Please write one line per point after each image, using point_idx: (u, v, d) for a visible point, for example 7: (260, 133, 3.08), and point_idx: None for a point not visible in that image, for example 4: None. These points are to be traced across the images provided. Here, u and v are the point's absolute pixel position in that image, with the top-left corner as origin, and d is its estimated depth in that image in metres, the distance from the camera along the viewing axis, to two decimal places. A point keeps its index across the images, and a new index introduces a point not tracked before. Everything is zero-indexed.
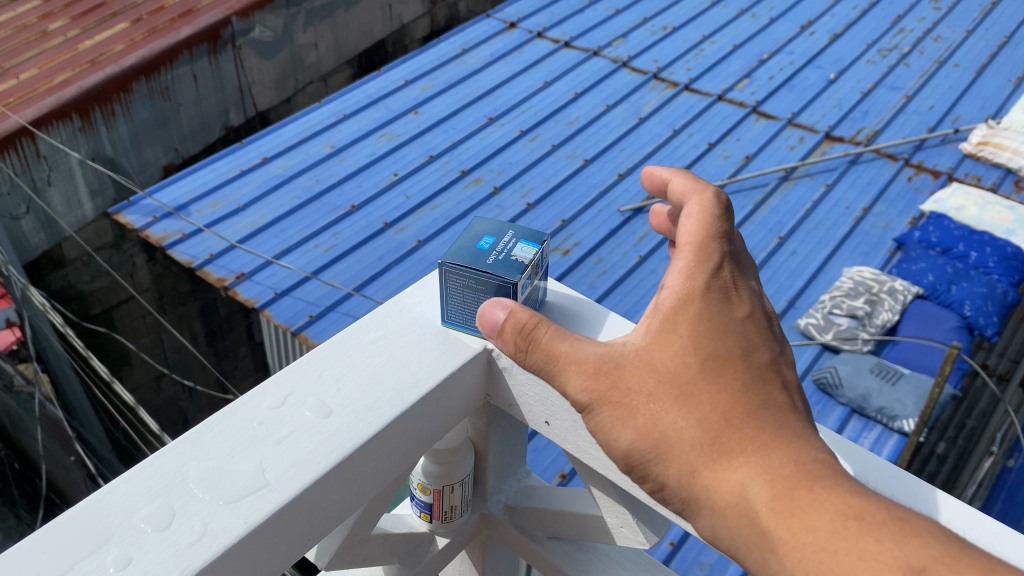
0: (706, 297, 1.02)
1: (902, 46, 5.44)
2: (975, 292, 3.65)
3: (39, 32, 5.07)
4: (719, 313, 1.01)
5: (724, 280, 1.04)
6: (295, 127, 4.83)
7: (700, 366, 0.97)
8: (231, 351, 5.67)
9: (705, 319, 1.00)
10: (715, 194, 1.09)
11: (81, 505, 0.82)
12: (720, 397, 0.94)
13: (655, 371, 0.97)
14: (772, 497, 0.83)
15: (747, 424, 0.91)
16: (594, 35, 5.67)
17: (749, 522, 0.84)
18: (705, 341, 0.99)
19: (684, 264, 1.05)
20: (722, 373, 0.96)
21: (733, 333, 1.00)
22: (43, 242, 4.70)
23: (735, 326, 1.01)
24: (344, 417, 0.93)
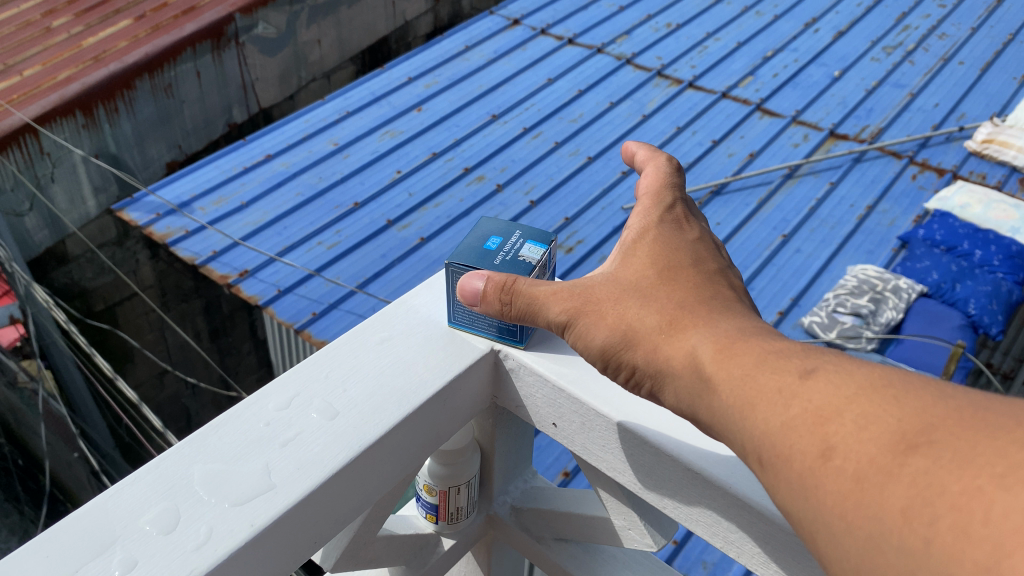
0: (660, 228, 1.06)
1: (907, 44, 5.42)
2: (980, 290, 3.69)
3: (42, 29, 5.07)
4: (673, 236, 1.05)
5: (677, 217, 1.09)
6: (298, 124, 4.83)
7: (659, 276, 0.97)
8: (234, 346, 5.66)
9: (662, 240, 1.03)
10: (667, 159, 1.19)
11: (85, 508, 0.81)
12: (677, 291, 0.93)
13: (628, 286, 0.97)
14: (718, 346, 0.79)
15: (703, 309, 0.88)
16: (598, 32, 5.66)
17: (697, 373, 0.79)
18: (664, 255, 1.00)
19: (640, 210, 1.10)
20: (680, 281, 0.95)
21: (689, 252, 1.02)
22: (47, 239, 4.72)
23: (692, 247, 1.03)
24: (351, 419, 0.92)
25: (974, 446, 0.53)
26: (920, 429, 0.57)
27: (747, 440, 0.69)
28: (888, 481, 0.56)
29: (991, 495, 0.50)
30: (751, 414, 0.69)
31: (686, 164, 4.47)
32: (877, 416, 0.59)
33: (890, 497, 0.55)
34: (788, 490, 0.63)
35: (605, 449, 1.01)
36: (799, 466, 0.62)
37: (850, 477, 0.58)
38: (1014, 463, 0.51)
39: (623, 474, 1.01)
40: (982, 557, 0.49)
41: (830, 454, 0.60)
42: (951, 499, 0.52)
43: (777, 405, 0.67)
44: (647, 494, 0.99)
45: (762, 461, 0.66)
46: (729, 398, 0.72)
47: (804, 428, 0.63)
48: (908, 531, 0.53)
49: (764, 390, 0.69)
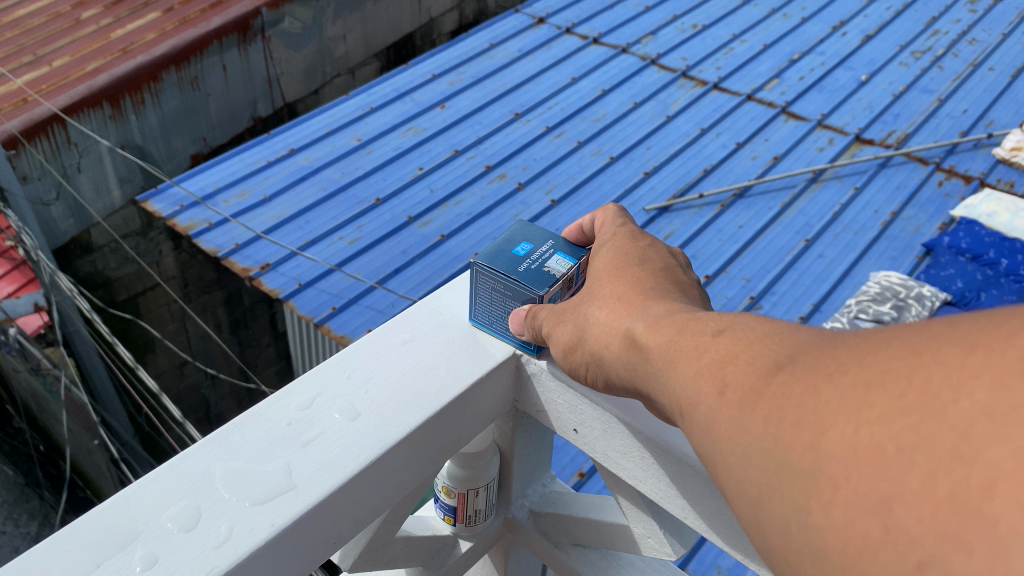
0: (605, 249, 1.03)
1: (936, 48, 5.35)
2: (1006, 300, 3.61)
3: (72, 20, 5.13)
4: (626, 244, 1.02)
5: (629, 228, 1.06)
6: (321, 119, 4.85)
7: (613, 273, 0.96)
8: (254, 339, 5.68)
9: (614, 249, 1.01)
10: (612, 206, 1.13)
11: (108, 503, 0.82)
12: (619, 286, 0.91)
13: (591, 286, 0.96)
14: (650, 323, 0.78)
15: (644, 295, 0.87)
16: (623, 32, 5.65)
17: (633, 346, 0.78)
18: (617, 258, 0.99)
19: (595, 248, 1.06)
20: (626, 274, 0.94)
21: (637, 252, 0.99)
22: (72, 228, 4.77)
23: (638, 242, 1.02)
24: (372, 420, 0.92)
25: (820, 356, 0.52)
26: (788, 358, 0.55)
27: (668, 392, 0.67)
28: (757, 400, 0.54)
29: (820, 389, 0.50)
30: (671, 371, 0.68)
31: (710, 166, 4.44)
32: (762, 349, 0.59)
33: (756, 416, 0.54)
34: (695, 438, 0.61)
35: (626, 457, 1.01)
36: (703, 415, 0.60)
37: (734, 403, 0.56)
38: (841, 360, 0.50)
39: (645, 482, 1.00)
40: (808, 437, 0.49)
41: (725, 389, 0.58)
42: (794, 401, 0.51)
43: (690, 358, 0.66)
44: (668, 503, 0.98)
45: (682, 410, 0.64)
46: (657, 356, 0.72)
47: (705, 373, 0.62)
48: (766, 433, 0.52)
49: (686, 347, 0.68)
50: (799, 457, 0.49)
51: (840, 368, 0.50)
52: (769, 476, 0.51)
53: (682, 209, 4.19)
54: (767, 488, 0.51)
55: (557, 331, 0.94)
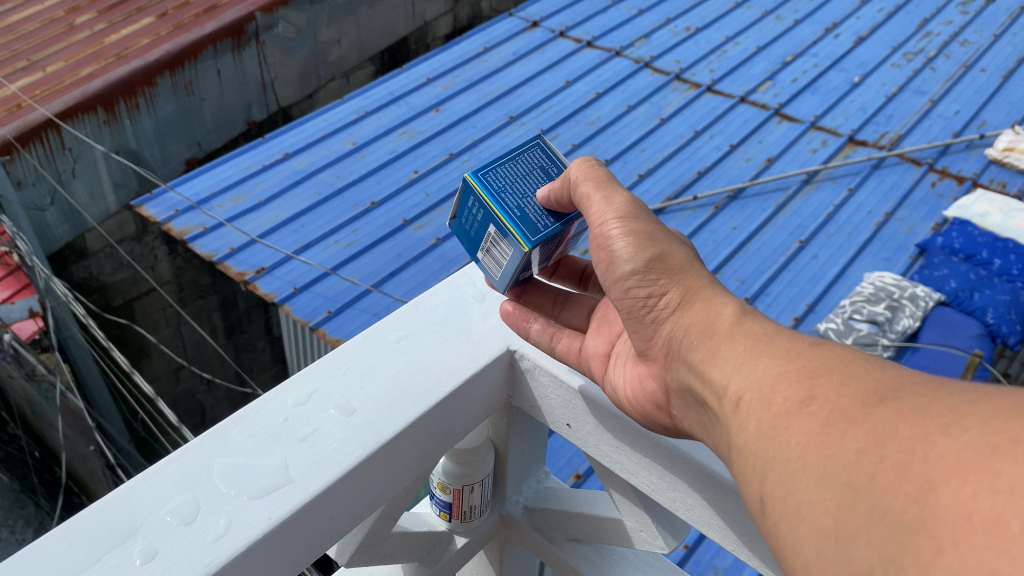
0: None
1: (928, 50, 5.37)
2: (998, 300, 3.64)
3: (66, 25, 5.14)
4: None
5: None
6: (316, 123, 4.86)
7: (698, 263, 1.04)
8: (249, 343, 5.67)
9: None
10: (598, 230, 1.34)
11: (107, 499, 0.82)
12: None
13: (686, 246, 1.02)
14: (741, 311, 0.86)
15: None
16: (617, 35, 5.67)
17: (713, 325, 0.86)
18: None
19: None
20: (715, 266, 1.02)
21: None
22: (67, 233, 4.77)
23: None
24: (368, 416, 0.93)
25: (927, 407, 0.59)
26: (892, 390, 0.64)
27: (734, 377, 0.78)
28: (851, 428, 0.62)
29: (931, 439, 0.55)
30: (753, 364, 0.77)
31: (704, 169, 4.46)
32: (858, 376, 0.68)
33: (849, 442, 0.62)
34: (756, 430, 0.72)
35: (618, 450, 1.03)
36: (778, 411, 0.71)
37: (820, 423, 0.66)
38: (960, 414, 0.56)
39: (636, 476, 1.01)
40: (913, 491, 0.54)
41: (810, 401, 0.69)
42: (900, 443, 0.57)
43: (781, 357, 0.76)
44: (660, 496, 0.99)
45: (741, 402, 0.76)
46: (741, 349, 0.80)
47: (794, 380, 0.72)
48: (858, 470, 0.59)
49: (776, 346, 0.78)
50: (904, 509, 0.54)
51: (959, 425, 0.55)
52: (844, 512, 0.58)
53: (676, 211, 4.20)
54: (846, 521, 0.58)
55: (638, 238, 0.97)
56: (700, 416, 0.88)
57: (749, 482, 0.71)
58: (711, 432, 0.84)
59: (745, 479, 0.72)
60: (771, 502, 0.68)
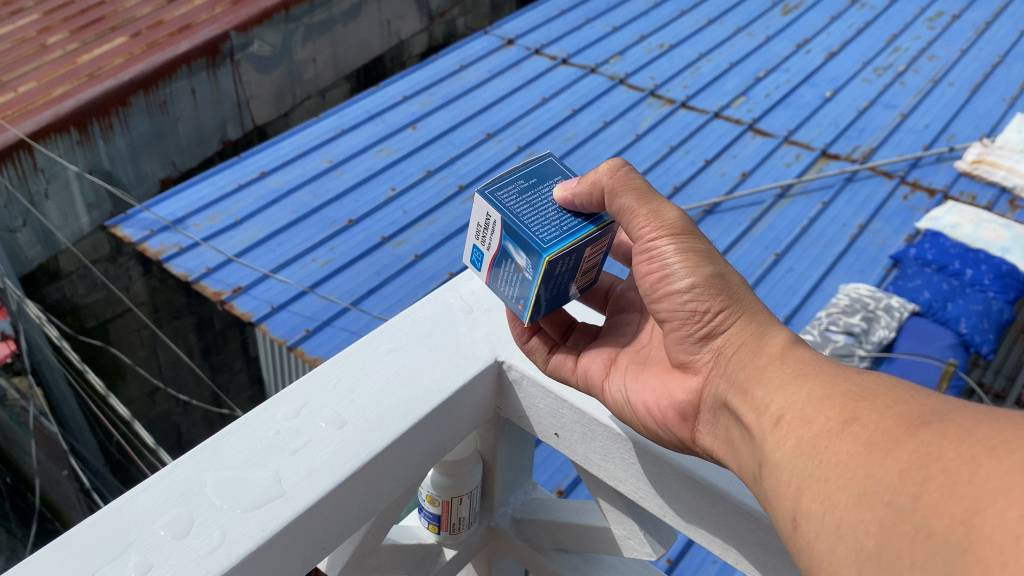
0: None
1: (897, 65, 5.46)
2: (971, 309, 3.70)
3: (38, 45, 5.12)
4: None
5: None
6: (293, 141, 4.85)
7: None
8: (225, 364, 5.59)
9: None
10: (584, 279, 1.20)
11: (99, 513, 0.82)
12: None
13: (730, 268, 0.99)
14: (792, 339, 0.86)
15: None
16: (591, 52, 5.71)
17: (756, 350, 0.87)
18: None
19: None
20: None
21: None
22: (39, 255, 4.75)
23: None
24: (359, 428, 0.93)
25: (974, 427, 0.61)
26: (939, 414, 0.66)
27: (777, 396, 0.80)
28: (894, 448, 0.65)
29: (979, 461, 0.57)
30: (802, 383, 0.79)
31: (679, 184, 4.50)
32: (904, 401, 0.70)
33: (892, 461, 0.64)
34: (794, 447, 0.74)
35: (607, 460, 1.04)
36: (821, 429, 0.73)
37: (862, 443, 0.68)
38: (1006, 437, 0.58)
39: (624, 483, 1.03)
40: (960, 511, 0.56)
41: (853, 421, 0.71)
42: (946, 464, 0.59)
43: (828, 381, 0.78)
44: (646, 502, 1.01)
45: (781, 420, 0.78)
46: (790, 370, 0.82)
47: (838, 401, 0.74)
48: (901, 490, 0.61)
49: (825, 369, 0.80)
50: (950, 531, 0.56)
51: (1006, 447, 0.57)
52: (885, 536, 0.61)
53: None
54: (889, 543, 0.60)
55: (693, 256, 0.95)
56: (728, 432, 0.88)
57: (781, 498, 0.74)
58: (736, 449, 0.86)
59: (777, 497, 0.75)
60: (804, 533, 0.70)
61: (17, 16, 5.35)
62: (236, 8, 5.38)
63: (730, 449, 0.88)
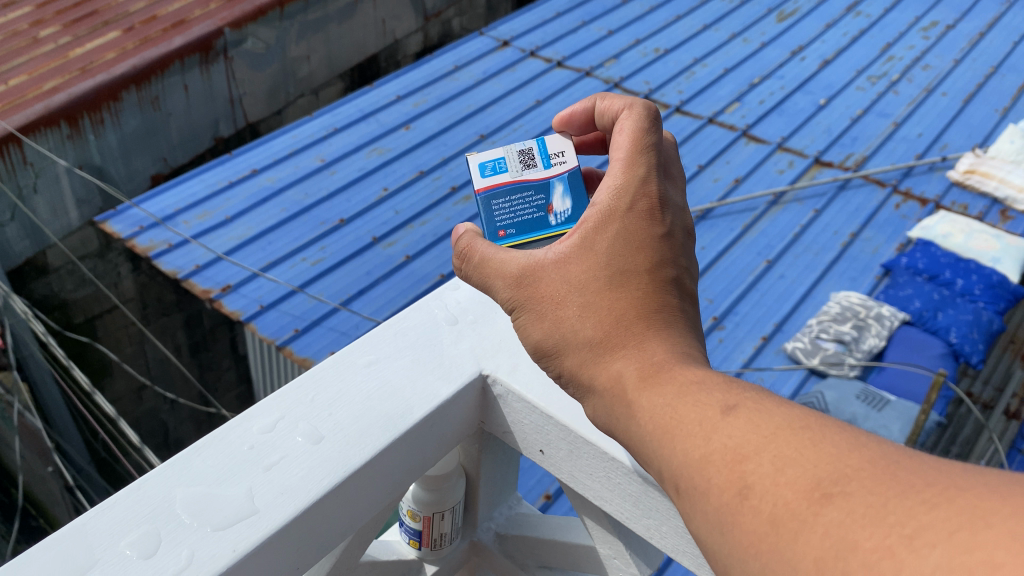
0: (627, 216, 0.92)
1: (891, 74, 5.46)
2: (961, 319, 3.69)
3: (29, 38, 5.07)
4: (640, 230, 0.92)
5: (654, 196, 0.94)
6: (284, 139, 4.80)
7: (610, 282, 0.89)
8: (214, 362, 5.59)
9: (624, 238, 0.91)
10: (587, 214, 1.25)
11: (63, 531, 0.79)
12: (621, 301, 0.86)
13: (569, 283, 0.91)
14: (642, 372, 0.78)
15: (648, 322, 0.83)
16: (586, 56, 5.69)
17: (620, 393, 0.79)
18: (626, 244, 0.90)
19: (616, 182, 0.95)
20: (629, 290, 0.87)
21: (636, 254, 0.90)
22: (28, 249, 4.69)
23: (677, 249, 0.93)
24: (336, 443, 0.90)
25: (883, 509, 0.51)
26: (834, 478, 0.55)
27: (662, 464, 0.70)
28: (802, 531, 0.54)
29: (898, 556, 0.48)
30: (672, 442, 0.69)
31: None
32: (793, 458, 0.59)
33: (804, 549, 0.54)
34: (705, 522, 0.63)
35: (591, 478, 1.01)
36: (717, 503, 0.61)
37: (767, 520, 0.57)
38: (921, 524, 0.48)
39: (611, 502, 1.00)
40: None
41: (747, 493, 0.59)
42: (863, 557, 0.50)
43: (697, 439, 0.67)
44: (634, 523, 0.98)
45: (680, 489, 0.67)
46: (648, 423, 0.73)
47: (721, 465, 0.63)
48: None
49: (686, 421, 0.69)
50: None
51: (925, 539, 0.48)
52: None
53: None
54: None
55: (530, 313, 0.94)
56: None
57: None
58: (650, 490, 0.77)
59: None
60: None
61: (10, 9, 5.30)
62: (231, 5, 5.34)
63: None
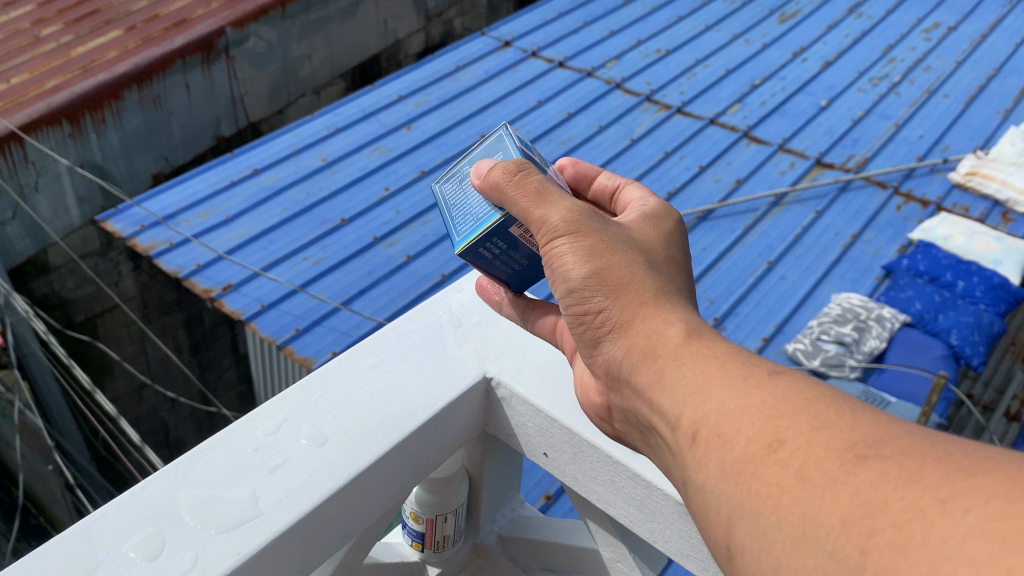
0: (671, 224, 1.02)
1: (893, 75, 5.45)
2: (962, 321, 3.70)
3: (31, 37, 5.07)
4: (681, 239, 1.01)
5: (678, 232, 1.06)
6: (286, 139, 4.80)
7: (666, 258, 0.94)
8: (215, 361, 5.51)
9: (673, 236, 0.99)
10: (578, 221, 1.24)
11: (68, 533, 0.79)
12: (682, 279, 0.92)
13: (633, 240, 0.94)
14: (690, 329, 0.82)
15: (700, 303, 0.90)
16: (588, 56, 5.69)
17: (659, 349, 0.82)
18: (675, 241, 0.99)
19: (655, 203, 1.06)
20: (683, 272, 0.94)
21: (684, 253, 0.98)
22: (29, 248, 4.69)
23: None
24: (340, 446, 0.91)
25: (918, 471, 0.55)
26: (870, 442, 0.60)
27: (687, 409, 0.75)
28: (830, 488, 0.58)
29: (931, 517, 0.51)
30: (708, 392, 0.74)
31: (674, 189, 4.48)
32: (830, 421, 0.63)
33: (830, 503, 0.57)
34: (717, 470, 0.68)
35: (595, 481, 1.02)
36: (743, 451, 0.67)
37: (794, 474, 0.62)
38: (956, 488, 0.52)
39: (614, 506, 1.00)
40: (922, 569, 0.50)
41: (778, 445, 0.65)
42: (892, 517, 0.53)
43: (737, 391, 0.72)
44: (638, 527, 0.99)
45: (697, 436, 0.72)
46: (689, 371, 0.78)
47: (757, 417, 0.68)
48: (844, 539, 0.55)
49: (728, 373, 0.74)
50: None
51: (958, 504, 0.51)
52: None
53: None
54: None
55: (585, 246, 0.91)
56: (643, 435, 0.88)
57: (715, 522, 0.68)
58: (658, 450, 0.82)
59: (711, 519, 0.69)
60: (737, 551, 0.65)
61: (11, 7, 5.31)
62: (232, 4, 5.35)
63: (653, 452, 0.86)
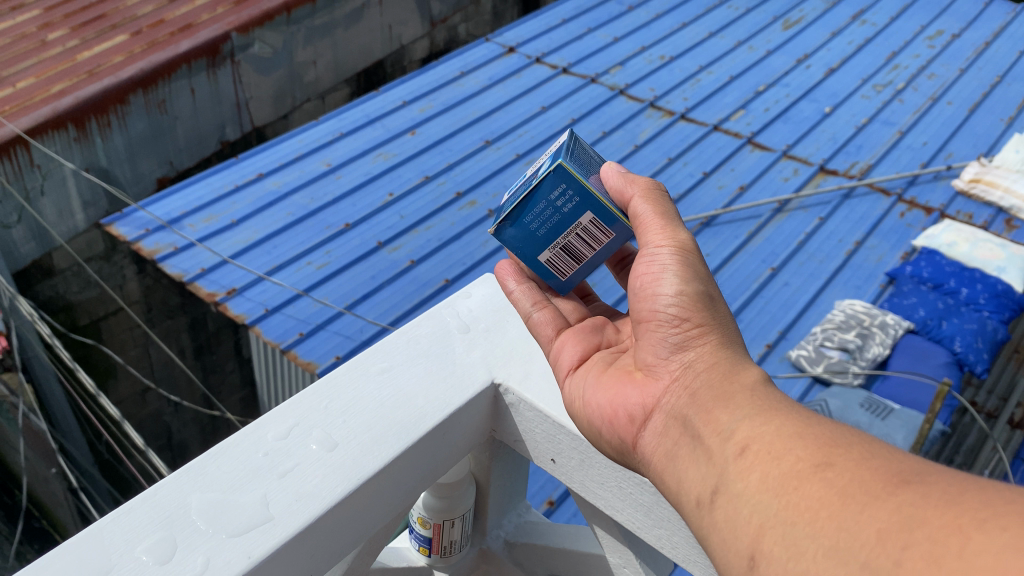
0: None
1: (896, 83, 5.46)
2: (966, 327, 3.70)
3: (37, 41, 5.09)
4: None
5: None
6: (291, 143, 4.82)
7: None
8: (218, 365, 5.64)
9: None
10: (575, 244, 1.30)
11: (79, 536, 0.80)
12: None
13: None
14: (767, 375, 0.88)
15: None
16: (592, 62, 5.70)
17: (737, 379, 0.88)
18: None
19: None
20: None
21: None
22: (34, 251, 4.65)
23: None
24: (350, 450, 0.92)
25: (956, 496, 0.62)
26: (919, 472, 0.67)
27: (743, 425, 0.81)
28: (871, 504, 0.65)
29: (968, 534, 0.58)
30: (772, 417, 0.80)
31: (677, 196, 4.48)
32: (883, 456, 0.71)
33: (869, 519, 0.64)
34: (762, 482, 0.75)
35: (602, 489, 1.03)
36: (793, 468, 0.74)
37: (839, 493, 0.68)
38: (996, 511, 0.59)
39: (622, 512, 1.01)
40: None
41: (827, 466, 0.71)
42: (930, 532, 0.60)
43: (803, 420, 0.79)
44: (644, 532, 1.00)
45: (748, 449, 0.79)
46: (754, 399, 0.84)
47: (812, 442, 0.75)
48: (882, 551, 0.62)
49: (799, 412, 0.81)
50: None
51: (996, 523, 0.57)
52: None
53: None
54: None
55: (684, 273, 1.03)
56: (675, 444, 0.89)
57: (741, 532, 0.75)
58: (681, 465, 0.87)
59: (735, 529, 0.76)
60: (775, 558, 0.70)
61: (17, 12, 5.33)
62: (237, 9, 5.37)
63: (671, 464, 0.89)
